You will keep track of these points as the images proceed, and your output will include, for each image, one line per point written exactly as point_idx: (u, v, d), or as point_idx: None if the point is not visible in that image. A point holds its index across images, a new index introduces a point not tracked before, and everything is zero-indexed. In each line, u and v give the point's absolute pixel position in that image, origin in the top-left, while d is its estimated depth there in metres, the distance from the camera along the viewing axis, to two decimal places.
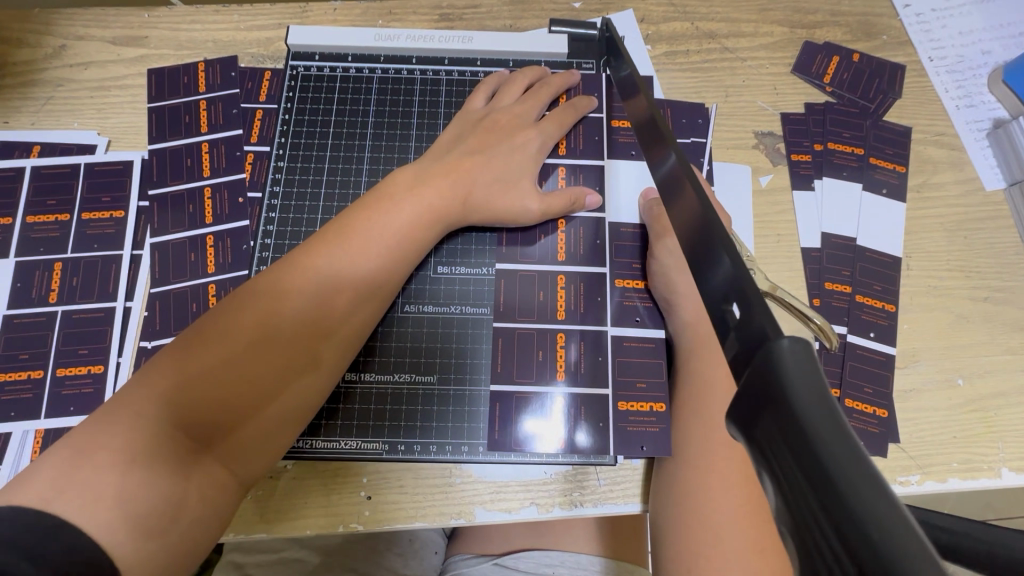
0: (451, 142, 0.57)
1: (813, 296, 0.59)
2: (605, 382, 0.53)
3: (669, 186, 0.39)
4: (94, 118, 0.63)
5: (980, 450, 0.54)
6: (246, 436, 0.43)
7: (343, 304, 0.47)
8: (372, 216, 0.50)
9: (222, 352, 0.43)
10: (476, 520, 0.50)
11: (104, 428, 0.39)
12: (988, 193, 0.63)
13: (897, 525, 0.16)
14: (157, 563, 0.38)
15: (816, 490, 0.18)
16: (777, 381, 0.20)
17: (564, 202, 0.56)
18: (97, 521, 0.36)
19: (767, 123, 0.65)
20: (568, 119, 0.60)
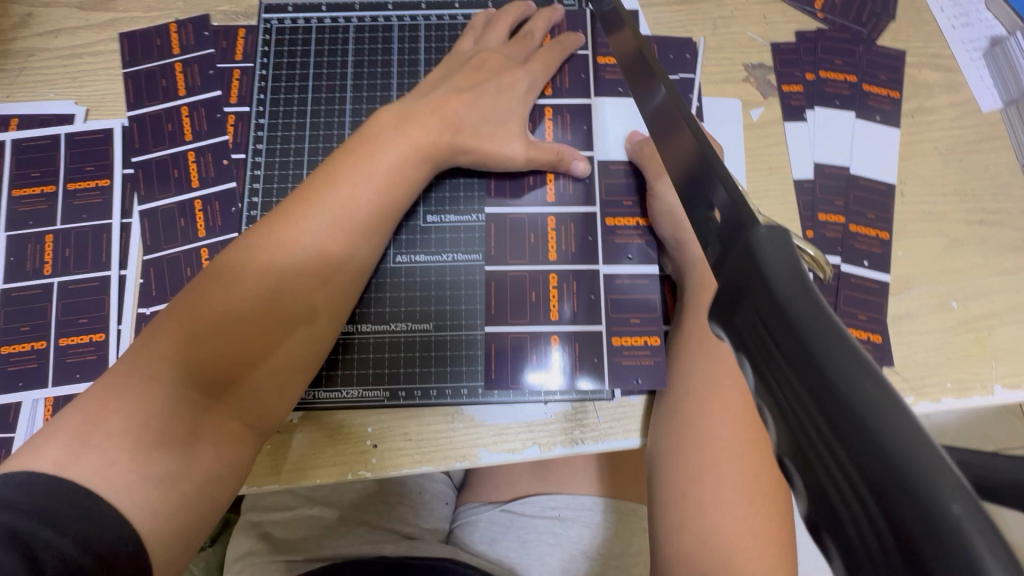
0: (436, 83, 0.56)
1: (806, 228, 0.58)
2: (599, 319, 0.54)
3: (661, 122, 0.37)
4: (69, 87, 0.61)
5: (973, 369, 0.55)
6: (254, 387, 0.44)
7: (336, 255, 0.48)
8: (357, 165, 0.49)
9: (220, 309, 0.43)
10: (480, 462, 0.51)
11: (115, 393, 0.40)
12: (984, 114, 0.62)
13: (876, 386, 0.15)
14: (177, 523, 0.39)
15: (794, 367, 0.17)
16: (755, 269, 0.20)
17: (549, 156, 0.55)
18: (115, 486, 0.37)
19: (756, 54, 0.63)
20: (553, 60, 0.59)
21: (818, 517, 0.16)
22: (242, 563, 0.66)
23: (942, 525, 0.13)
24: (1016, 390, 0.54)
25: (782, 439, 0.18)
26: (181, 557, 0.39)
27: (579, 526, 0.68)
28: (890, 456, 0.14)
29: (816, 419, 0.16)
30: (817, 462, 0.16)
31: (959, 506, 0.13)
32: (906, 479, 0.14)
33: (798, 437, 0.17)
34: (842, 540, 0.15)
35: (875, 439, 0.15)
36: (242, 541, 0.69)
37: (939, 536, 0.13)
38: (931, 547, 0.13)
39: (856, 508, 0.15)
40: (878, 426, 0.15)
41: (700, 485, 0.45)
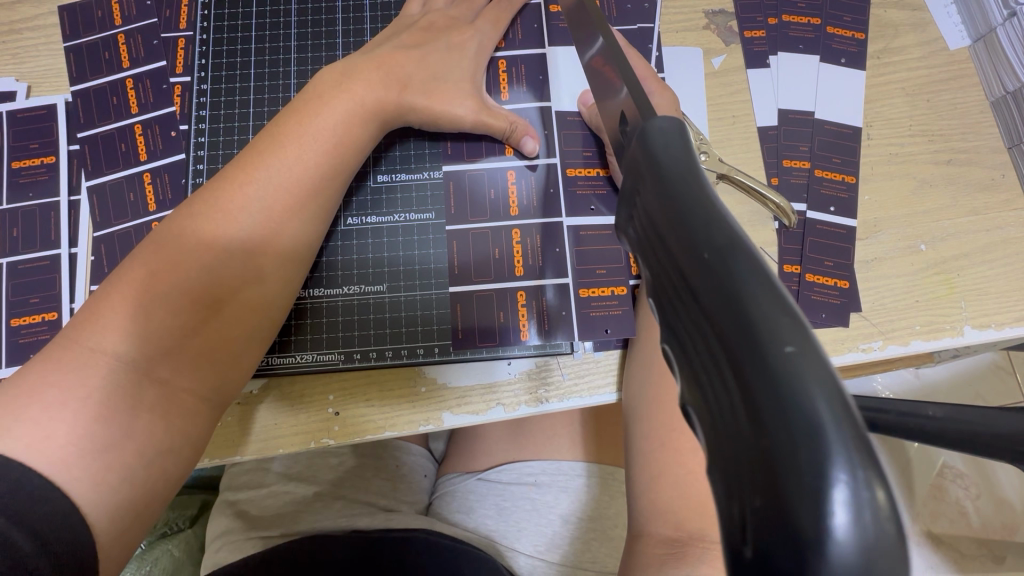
0: (383, 40, 0.54)
1: (771, 175, 0.57)
2: (565, 271, 0.53)
3: (597, 84, 0.35)
4: (9, 63, 0.59)
5: (942, 311, 0.54)
6: (205, 353, 0.43)
7: (283, 216, 0.46)
8: (302, 125, 0.47)
9: (167, 273, 0.42)
10: (444, 424, 0.51)
11: (54, 366, 0.39)
12: (952, 52, 0.60)
13: (740, 257, 0.15)
14: (123, 496, 0.38)
15: (673, 253, 0.17)
16: (648, 158, 0.19)
17: (503, 124, 0.53)
18: (49, 460, 0.36)
19: (718, 1, 0.61)
20: (502, 14, 0.57)
21: (686, 396, 0.16)
22: (221, 541, 0.67)
23: (781, 372, 0.13)
24: (986, 330, 0.53)
25: (663, 327, 0.17)
26: (129, 530, 0.38)
27: (556, 491, 0.68)
28: (743, 314, 0.14)
29: (686, 293, 0.16)
30: (686, 337, 0.16)
31: (796, 352, 0.13)
32: (753, 334, 0.13)
33: (673, 317, 0.16)
34: (703, 414, 0.15)
35: (731, 298, 0.14)
36: (220, 520, 0.69)
37: (778, 383, 0.13)
38: (770, 397, 0.13)
39: (714, 373, 0.14)
40: (735, 286, 0.14)
41: (671, 437, 0.44)
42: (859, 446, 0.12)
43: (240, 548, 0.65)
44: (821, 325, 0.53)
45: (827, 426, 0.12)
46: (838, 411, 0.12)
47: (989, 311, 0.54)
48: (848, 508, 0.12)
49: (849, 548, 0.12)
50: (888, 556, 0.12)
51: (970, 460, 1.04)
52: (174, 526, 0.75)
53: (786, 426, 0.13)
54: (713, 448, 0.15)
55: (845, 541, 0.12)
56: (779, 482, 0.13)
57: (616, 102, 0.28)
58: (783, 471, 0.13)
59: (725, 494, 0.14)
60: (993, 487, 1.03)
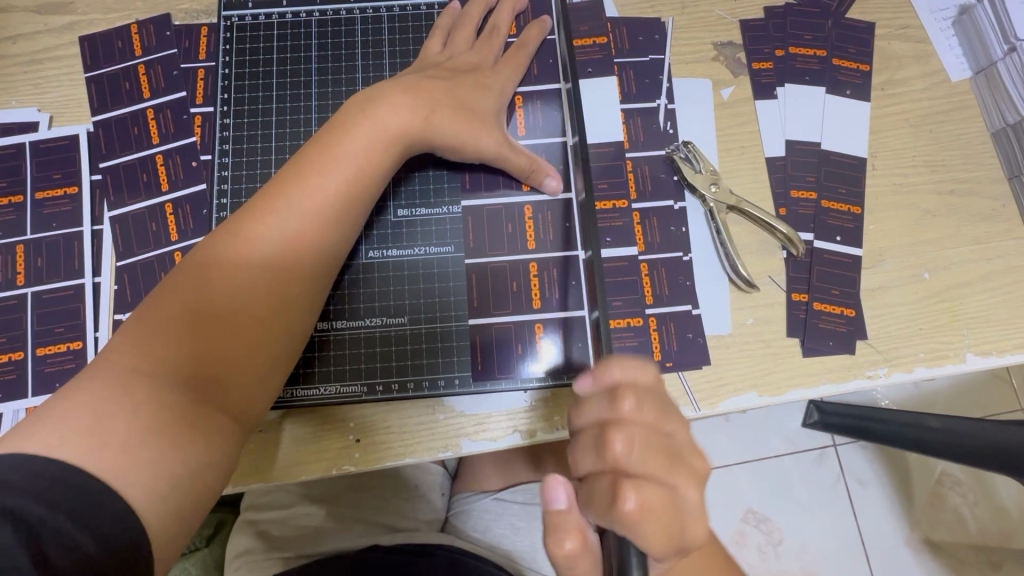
0: (409, 72, 0.55)
1: (779, 206, 0.59)
2: (581, 303, 0.54)
3: None
4: (31, 94, 0.60)
5: (946, 339, 0.55)
6: (237, 377, 0.44)
7: (308, 244, 0.47)
8: (325, 154, 0.48)
9: (202, 303, 0.43)
10: (463, 451, 0.52)
11: (102, 380, 0.40)
12: (954, 83, 0.62)
13: None
14: (175, 499, 0.39)
15: None
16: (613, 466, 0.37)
17: (524, 163, 0.54)
18: (109, 463, 0.37)
19: (726, 32, 0.63)
20: (522, 55, 0.58)
21: None
22: (241, 561, 0.68)
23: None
24: (987, 357, 0.55)
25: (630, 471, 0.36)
26: (179, 531, 0.39)
27: None
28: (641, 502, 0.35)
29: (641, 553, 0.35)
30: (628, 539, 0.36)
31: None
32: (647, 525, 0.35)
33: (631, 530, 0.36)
34: None
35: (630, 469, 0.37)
36: (241, 538, 0.71)
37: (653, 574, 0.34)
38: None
39: None
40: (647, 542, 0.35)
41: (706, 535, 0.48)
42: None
43: (262, 568, 0.67)
44: (828, 352, 0.55)
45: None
46: None
47: (991, 338, 0.55)
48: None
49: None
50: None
51: (971, 471, 1.06)
52: (190, 544, 0.76)
53: None
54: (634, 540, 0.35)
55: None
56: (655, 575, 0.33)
57: None
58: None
59: None
60: (993, 499, 1.05)
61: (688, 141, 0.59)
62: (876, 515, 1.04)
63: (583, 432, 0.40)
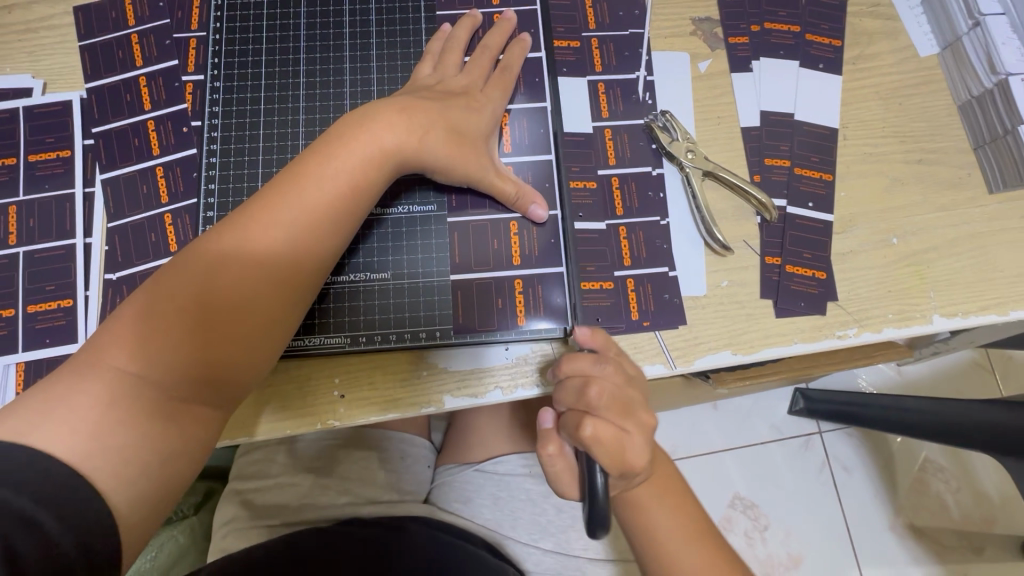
0: (406, 91, 0.56)
1: (754, 173, 0.61)
2: (559, 260, 0.56)
3: None
4: (25, 61, 0.62)
5: (913, 301, 0.57)
6: (231, 357, 0.45)
7: (304, 243, 0.48)
8: (336, 147, 0.50)
9: (208, 284, 0.45)
10: (445, 407, 0.53)
11: (77, 377, 0.42)
12: (922, 58, 0.64)
13: None
14: (140, 484, 0.41)
15: None
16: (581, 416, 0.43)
17: (511, 191, 0.55)
18: (77, 454, 0.40)
19: (704, 9, 0.65)
20: (509, 81, 0.59)
21: None
22: (227, 528, 0.70)
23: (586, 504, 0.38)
24: (953, 319, 0.57)
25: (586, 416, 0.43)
26: (149, 517, 0.42)
27: None
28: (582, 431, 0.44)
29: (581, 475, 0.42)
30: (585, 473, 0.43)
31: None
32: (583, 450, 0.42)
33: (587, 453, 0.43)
34: None
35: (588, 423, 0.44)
36: (228, 507, 0.72)
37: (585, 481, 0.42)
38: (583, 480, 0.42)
39: None
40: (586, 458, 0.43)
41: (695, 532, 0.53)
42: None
43: (246, 536, 0.69)
44: (801, 313, 0.57)
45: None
46: None
47: (957, 301, 0.57)
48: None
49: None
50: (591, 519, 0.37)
51: (951, 456, 1.08)
52: (179, 512, 0.77)
53: None
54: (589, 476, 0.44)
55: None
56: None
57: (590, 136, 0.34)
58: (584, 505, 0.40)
59: None
60: (972, 481, 1.07)
61: (666, 110, 0.61)
62: (859, 498, 1.06)
63: (569, 378, 0.45)
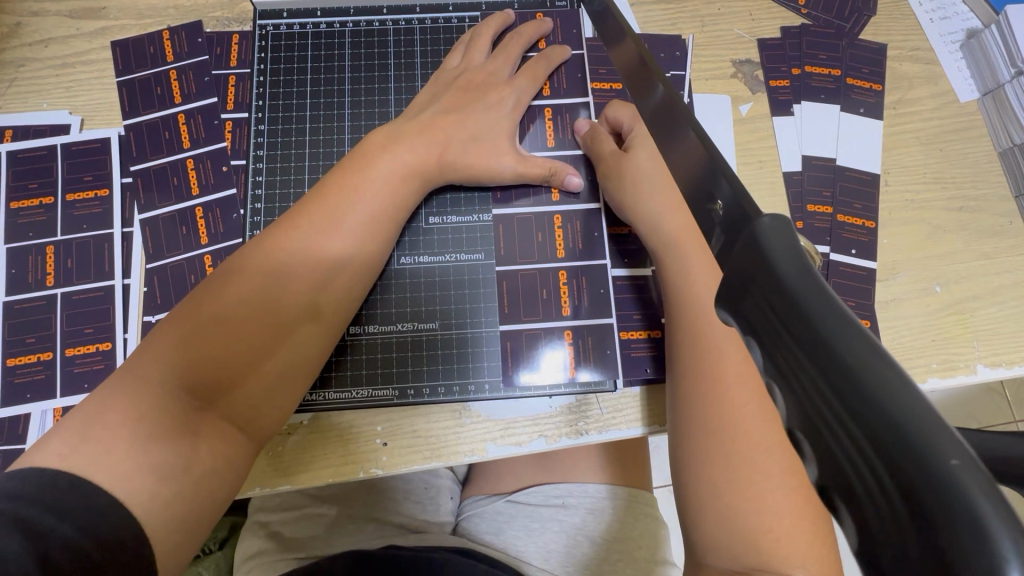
0: (426, 102, 0.56)
1: (796, 219, 0.60)
2: (609, 311, 0.55)
3: (661, 122, 0.37)
4: (62, 96, 0.61)
5: (957, 349, 0.57)
6: (250, 392, 0.44)
7: (324, 260, 0.47)
8: (351, 182, 0.49)
9: (219, 321, 0.43)
10: (489, 455, 0.52)
11: (110, 394, 0.40)
12: (962, 104, 0.64)
13: (856, 336, 0.17)
14: (174, 510, 0.38)
15: (797, 333, 0.18)
16: (759, 254, 0.20)
17: (541, 171, 0.55)
18: (111, 474, 0.37)
19: (744, 51, 0.65)
20: (539, 73, 0.59)
21: (824, 479, 0.17)
22: (253, 562, 0.68)
23: (948, 483, 0.14)
24: (996, 368, 0.57)
25: (788, 408, 0.18)
26: (181, 548, 0.39)
27: (583, 513, 0.71)
28: (896, 426, 0.15)
29: (816, 379, 0.17)
30: (817, 419, 0.16)
31: (960, 465, 0.14)
32: (919, 430, 0.14)
33: (801, 399, 0.17)
34: (842, 489, 0.16)
35: (823, 342, 0.17)
36: (252, 540, 0.70)
37: (940, 488, 0.14)
38: (948, 515, 0.13)
39: (855, 452, 0.15)
40: (901, 416, 0.15)
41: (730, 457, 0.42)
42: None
43: (273, 568, 0.66)
44: None
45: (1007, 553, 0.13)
46: (991, 490, 0.13)
47: (1000, 350, 0.57)
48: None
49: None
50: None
51: None
52: (204, 548, 0.75)
53: (947, 519, 0.13)
54: (872, 558, 0.15)
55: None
56: (902, 471, 0.14)
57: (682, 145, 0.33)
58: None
59: None
60: None
61: None
62: None
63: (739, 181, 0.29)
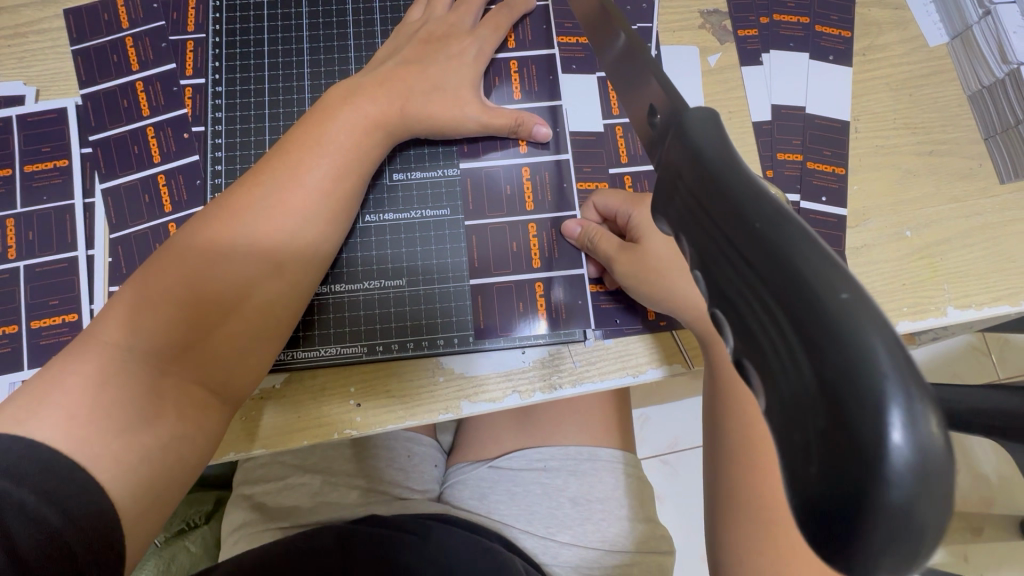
0: (386, 56, 0.55)
1: (766, 168, 0.60)
2: (580, 262, 0.55)
3: (624, 69, 0.36)
4: (16, 67, 0.59)
5: (927, 293, 0.57)
6: (219, 353, 0.43)
7: (288, 217, 0.46)
8: (313, 137, 0.49)
9: (182, 280, 0.42)
10: (464, 413, 0.52)
11: (71, 357, 0.39)
12: (931, 48, 0.64)
13: (767, 203, 0.17)
14: (141, 472, 0.38)
15: (717, 213, 0.18)
16: (686, 148, 0.21)
17: (507, 121, 0.55)
18: (72, 438, 0.36)
19: (712, 1, 0.64)
20: (502, 23, 0.58)
21: (738, 349, 0.17)
22: (238, 534, 0.68)
23: (841, 320, 0.13)
24: (967, 310, 0.57)
25: (707, 290, 0.18)
26: (150, 510, 0.38)
27: (565, 474, 0.71)
28: (792, 272, 0.15)
29: (731, 251, 0.17)
30: (732, 290, 0.16)
31: (851, 298, 0.14)
32: (812, 272, 0.14)
33: (715, 274, 0.17)
34: (751, 352, 0.16)
35: (738, 214, 0.17)
36: (237, 513, 0.71)
37: (834, 327, 0.13)
38: (836, 349, 0.13)
39: (763, 313, 0.15)
40: (795, 261, 0.15)
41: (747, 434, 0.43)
42: (912, 376, 0.13)
43: (258, 539, 0.67)
44: None
45: (889, 373, 0.13)
46: (881, 325, 0.13)
47: (970, 292, 0.57)
48: (906, 428, 0.12)
49: (905, 458, 0.13)
50: (939, 467, 0.13)
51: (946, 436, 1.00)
52: (191, 523, 0.76)
53: (839, 356, 0.13)
54: (773, 411, 0.15)
55: (902, 452, 0.13)
56: (800, 318, 0.14)
57: (646, 91, 0.31)
58: (849, 405, 0.13)
59: (789, 454, 0.14)
60: (972, 462, 0.98)
61: None
62: None
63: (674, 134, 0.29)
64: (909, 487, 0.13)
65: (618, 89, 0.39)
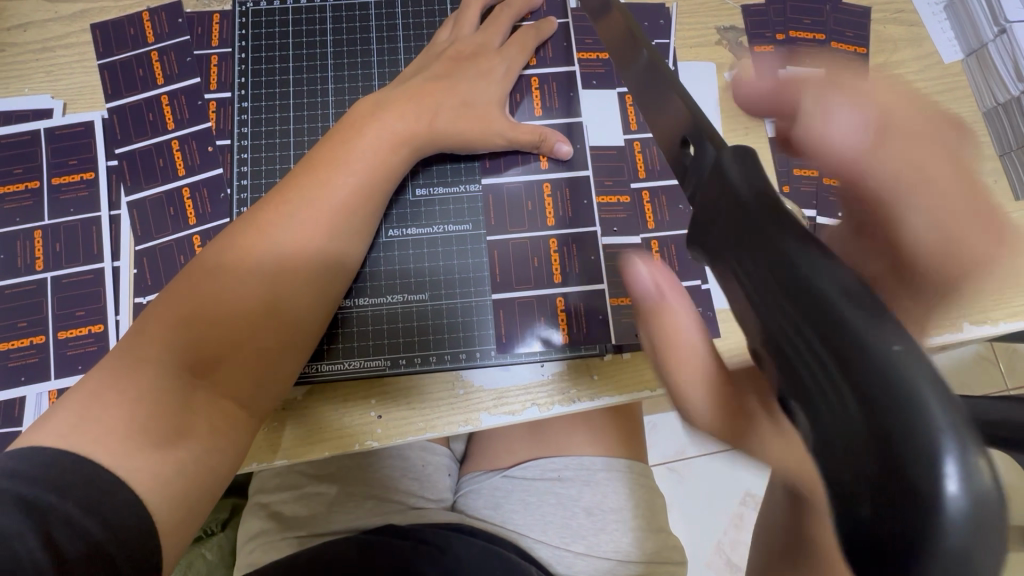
0: (411, 73, 0.56)
1: (782, 183, 0.61)
2: (600, 277, 0.55)
3: (649, 92, 0.37)
4: (44, 80, 0.61)
5: (943, 308, 0.58)
6: (250, 367, 0.44)
7: (317, 233, 0.47)
8: (341, 152, 0.49)
9: (218, 297, 0.43)
10: (482, 425, 0.53)
11: (108, 372, 0.40)
12: (946, 65, 0.64)
13: (818, 256, 0.18)
14: (177, 486, 0.38)
15: (766, 259, 0.19)
16: (723, 187, 0.21)
17: (529, 137, 0.56)
18: (113, 453, 0.37)
19: (728, 17, 0.65)
20: (526, 40, 0.59)
21: (788, 391, 0.18)
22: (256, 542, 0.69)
23: (895, 373, 0.15)
24: (981, 326, 0.57)
25: (755, 332, 0.19)
26: (184, 523, 0.39)
27: (579, 484, 0.71)
28: (847, 328, 0.16)
29: (783, 298, 0.18)
30: (784, 336, 0.18)
31: (904, 353, 0.15)
32: (864, 328, 0.16)
33: (764, 320, 0.18)
34: (803, 396, 0.17)
35: (789, 265, 0.18)
36: (254, 521, 0.72)
37: (891, 380, 0.15)
38: (892, 400, 0.15)
39: (816, 361, 0.17)
40: (850, 317, 0.16)
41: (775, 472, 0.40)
42: (963, 427, 0.14)
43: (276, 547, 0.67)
44: None
45: (945, 427, 0.14)
46: (933, 379, 0.15)
47: (986, 309, 0.58)
48: (961, 479, 0.14)
49: (960, 508, 0.14)
50: (993, 512, 0.14)
51: None
52: (207, 530, 0.77)
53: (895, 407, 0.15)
54: (827, 452, 0.16)
55: (958, 501, 0.14)
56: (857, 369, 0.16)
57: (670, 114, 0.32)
58: (905, 454, 0.14)
59: (844, 493, 0.16)
60: None
61: None
62: None
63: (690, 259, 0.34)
64: (965, 533, 0.14)
65: (642, 111, 0.39)
